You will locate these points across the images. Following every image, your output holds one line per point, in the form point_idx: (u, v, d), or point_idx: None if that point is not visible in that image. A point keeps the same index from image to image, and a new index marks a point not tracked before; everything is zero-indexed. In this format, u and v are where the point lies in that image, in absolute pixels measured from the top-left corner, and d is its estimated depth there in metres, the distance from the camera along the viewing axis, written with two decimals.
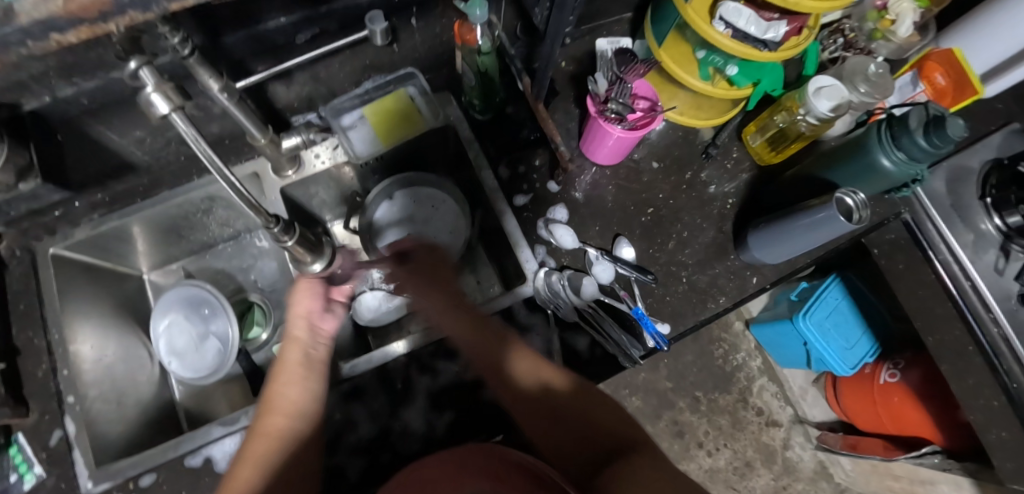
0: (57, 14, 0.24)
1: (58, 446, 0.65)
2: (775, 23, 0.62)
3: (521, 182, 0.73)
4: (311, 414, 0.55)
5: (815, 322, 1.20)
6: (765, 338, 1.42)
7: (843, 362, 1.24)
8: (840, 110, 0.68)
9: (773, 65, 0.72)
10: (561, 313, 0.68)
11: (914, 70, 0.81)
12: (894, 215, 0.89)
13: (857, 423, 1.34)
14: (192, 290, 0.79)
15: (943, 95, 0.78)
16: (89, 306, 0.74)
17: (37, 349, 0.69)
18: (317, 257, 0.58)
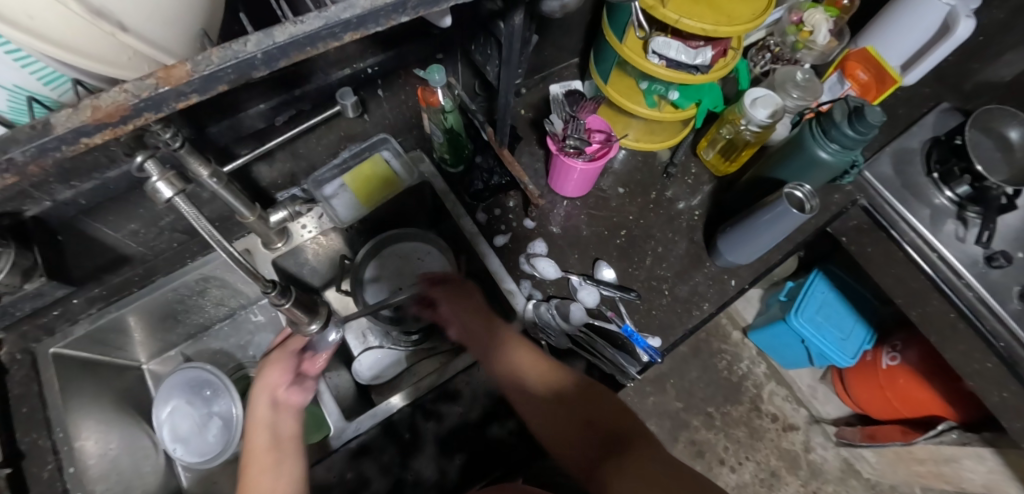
0: (85, 123, 0.25)
1: None
2: (702, 49, 0.69)
3: (498, 223, 0.77)
4: None
5: (807, 318, 1.23)
6: (764, 342, 1.44)
7: (843, 352, 1.26)
8: (777, 115, 0.74)
9: (713, 84, 0.77)
10: (553, 342, 0.70)
11: (838, 71, 0.89)
12: (851, 203, 0.94)
13: (871, 412, 1.36)
14: (192, 373, 0.83)
15: (868, 89, 0.86)
16: (90, 402, 0.76)
17: (42, 449, 0.68)
18: (314, 317, 0.61)
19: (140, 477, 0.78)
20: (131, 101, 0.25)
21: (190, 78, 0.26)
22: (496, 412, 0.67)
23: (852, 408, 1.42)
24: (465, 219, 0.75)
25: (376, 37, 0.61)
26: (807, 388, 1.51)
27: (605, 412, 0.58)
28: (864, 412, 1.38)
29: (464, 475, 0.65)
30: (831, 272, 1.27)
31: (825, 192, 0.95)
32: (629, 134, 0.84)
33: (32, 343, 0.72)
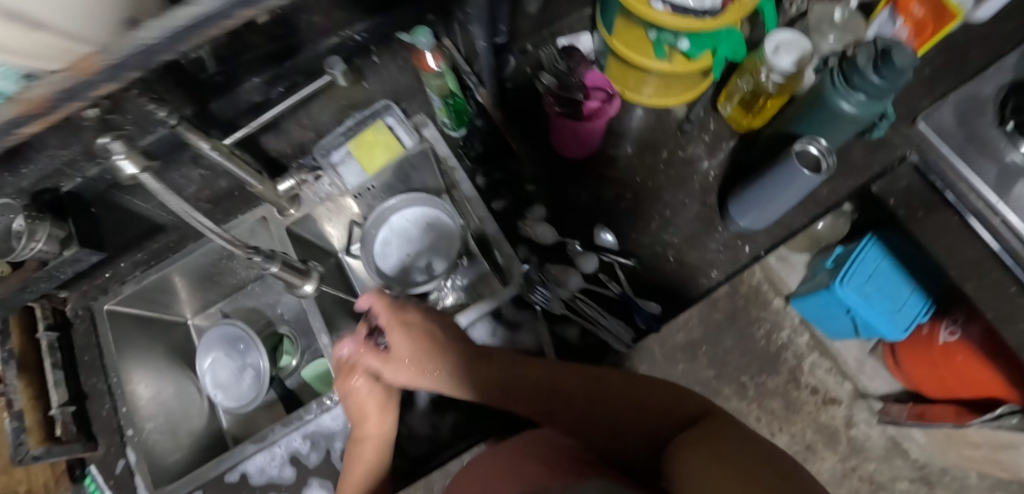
0: (15, 117, 0.27)
1: (122, 475, 0.74)
2: None
3: (500, 187, 0.76)
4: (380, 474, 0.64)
5: (854, 287, 1.14)
6: (809, 311, 1.35)
7: (893, 325, 1.18)
8: (802, 62, 0.68)
9: (732, 29, 0.70)
10: (547, 306, 0.68)
11: (890, 5, 0.78)
12: (900, 160, 0.86)
13: (924, 390, 1.27)
14: (229, 328, 0.89)
15: (922, 26, 0.76)
16: (142, 354, 0.83)
17: (100, 392, 0.77)
18: (306, 281, 0.64)
19: (189, 419, 0.85)
20: (50, 95, 0.27)
21: (99, 68, 0.27)
22: None
23: (904, 384, 1.34)
24: (464, 185, 0.75)
25: (364, 3, 0.60)
26: (853, 360, 1.42)
27: (658, 406, 0.53)
28: (917, 389, 1.29)
29: (456, 432, 0.67)
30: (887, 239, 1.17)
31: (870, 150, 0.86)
32: (639, 89, 0.78)
33: (91, 301, 0.81)
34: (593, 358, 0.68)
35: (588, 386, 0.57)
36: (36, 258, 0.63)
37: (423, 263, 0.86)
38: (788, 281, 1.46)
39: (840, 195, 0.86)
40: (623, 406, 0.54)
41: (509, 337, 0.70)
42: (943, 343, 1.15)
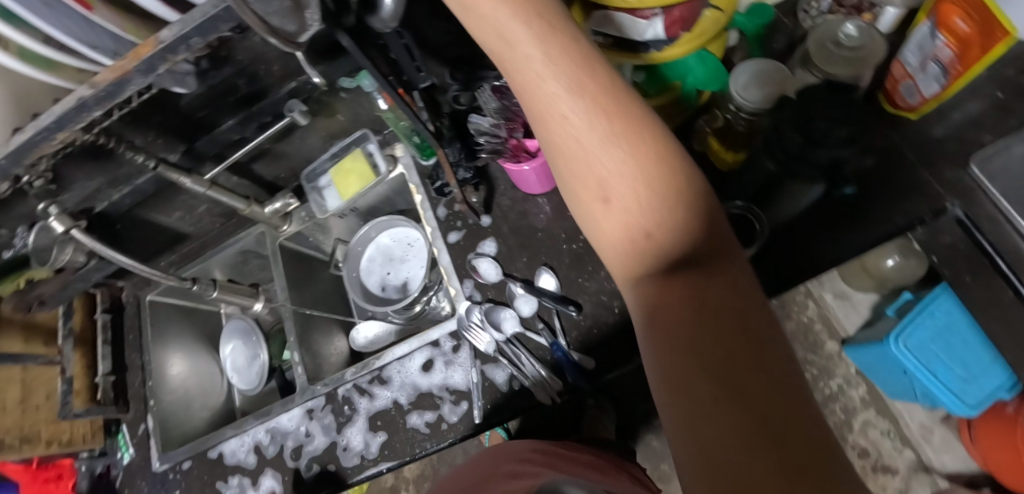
0: None
1: (141, 436, 0.87)
2: (653, 21, 0.55)
3: (456, 220, 0.77)
4: None
5: (913, 346, 0.89)
6: (861, 362, 1.17)
7: (959, 397, 0.91)
8: (774, 98, 0.58)
9: (705, 55, 0.63)
10: (475, 343, 0.70)
11: (930, 17, 0.57)
12: (935, 211, 0.60)
13: (999, 475, 1.04)
14: (245, 322, 1.02)
15: (970, 43, 0.54)
16: (173, 337, 0.98)
17: (135, 366, 0.92)
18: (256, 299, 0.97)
19: (205, 395, 0.99)
20: None
21: None
22: (419, 402, 0.71)
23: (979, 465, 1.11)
24: (427, 215, 0.79)
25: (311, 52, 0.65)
26: (917, 424, 1.21)
27: (694, 254, 0.34)
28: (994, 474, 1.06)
29: (381, 452, 0.71)
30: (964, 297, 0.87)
31: (896, 190, 0.63)
32: None
33: (139, 291, 0.97)
34: (515, 403, 0.67)
35: (617, 173, 0.35)
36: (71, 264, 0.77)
37: (399, 281, 0.91)
38: (845, 323, 1.28)
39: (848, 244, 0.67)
40: (631, 222, 0.35)
41: (445, 370, 0.72)
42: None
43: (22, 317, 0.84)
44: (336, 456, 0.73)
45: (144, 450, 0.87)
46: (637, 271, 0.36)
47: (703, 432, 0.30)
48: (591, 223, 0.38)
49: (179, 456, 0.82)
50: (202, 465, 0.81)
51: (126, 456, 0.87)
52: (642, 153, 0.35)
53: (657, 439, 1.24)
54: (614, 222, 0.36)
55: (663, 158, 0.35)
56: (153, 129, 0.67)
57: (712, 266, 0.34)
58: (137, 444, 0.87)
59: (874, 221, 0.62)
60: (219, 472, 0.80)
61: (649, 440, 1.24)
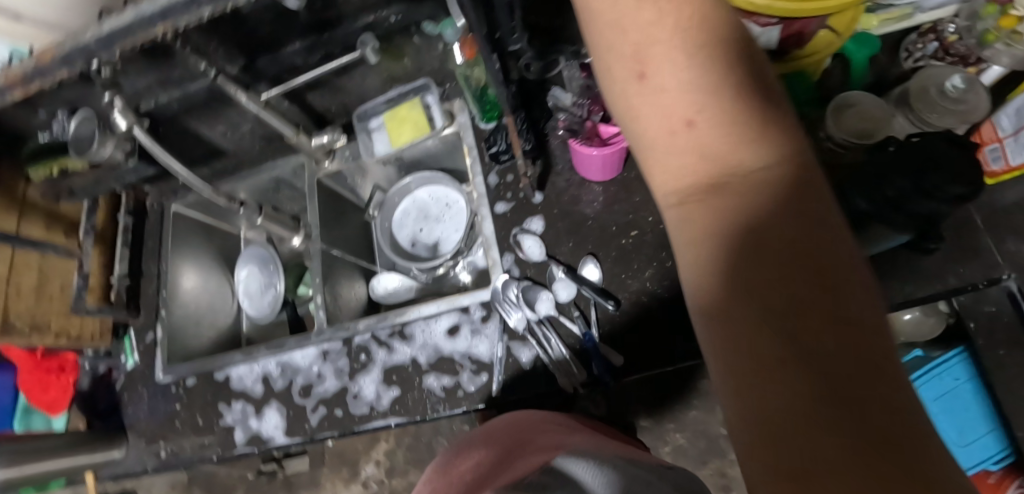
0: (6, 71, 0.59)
1: (149, 344, 0.87)
2: (770, 28, 0.54)
3: (506, 190, 0.75)
4: None
5: None
6: None
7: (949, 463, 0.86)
8: (868, 134, 0.57)
9: (804, 75, 0.62)
10: (506, 318, 0.70)
11: None
12: (989, 280, 0.60)
13: None
14: (263, 250, 1.00)
15: None
16: (191, 252, 0.97)
17: (151, 274, 0.92)
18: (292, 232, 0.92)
19: (214, 314, 0.97)
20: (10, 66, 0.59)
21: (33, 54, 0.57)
22: (439, 365, 0.71)
23: None
24: (477, 180, 0.77)
25: None
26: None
27: (742, 135, 0.32)
28: None
29: (391, 407, 0.71)
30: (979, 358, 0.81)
31: (958, 250, 0.61)
32: None
33: (165, 199, 0.95)
34: (536, 385, 0.67)
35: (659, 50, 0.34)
36: (107, 163, 0.75)
37: (430, 241, 0.89)
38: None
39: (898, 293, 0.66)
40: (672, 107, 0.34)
41: (471, 339, 0.71)
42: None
43: (47, 205, 0.84)
44: (346, 402, 0.73)
45: (149, 359, 0.86)
46: (679, 169, 0.34)
47: (737, 320, 0.29)
48: (632, 126, 0.37)
49: (185, 371, 0.82)
50: (207, 384, 0.81)
51: (129, 363, 0.87)
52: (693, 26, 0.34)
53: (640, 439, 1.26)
54: (649, 103, 0.35)
55: (709, 34, 0.34)
56: (219, 39, 0.65)
57: (768, 179, 0.31)
58: (142, 352, 0.87)
59: (930, 279, 0.61)
60: (223, 394, 0.80)
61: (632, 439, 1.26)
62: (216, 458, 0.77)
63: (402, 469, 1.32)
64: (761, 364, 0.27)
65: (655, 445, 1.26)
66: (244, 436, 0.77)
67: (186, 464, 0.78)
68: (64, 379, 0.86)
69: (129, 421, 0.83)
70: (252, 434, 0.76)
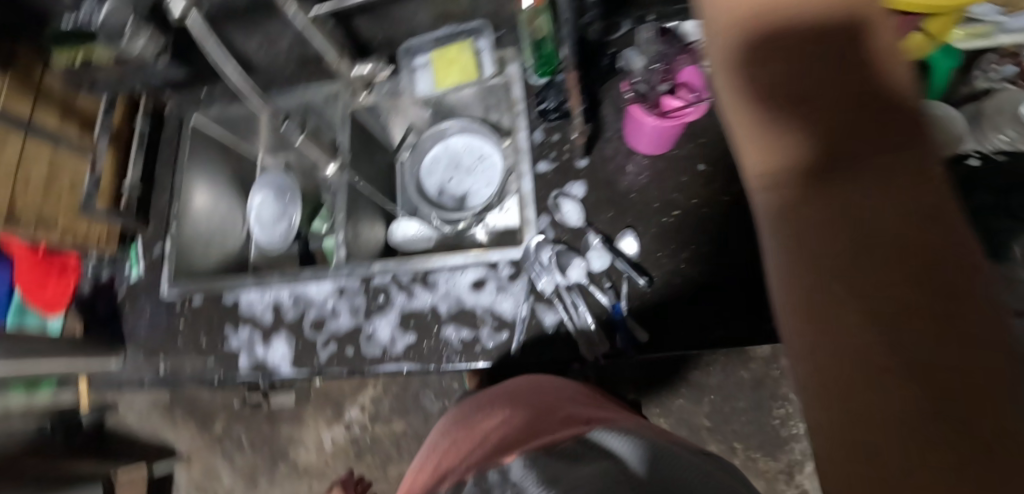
0: None
1: (156, 258, 0.84)
2: None
3: (550, 150, 0.73)
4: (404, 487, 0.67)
5: None
6: None
7: None
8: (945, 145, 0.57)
9: None
10: (535, 280, 0.68)
11: None
12: None
13: None
14: (284, 179, 0.95)
15: None
16: (208, 170, 0.92)
17: (164, 186, 0.88)
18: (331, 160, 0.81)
19: (225, 237, 0.94)
20: None
21: None
22: (459, 317, 0.70)
23: None
24: (522, 135, 0.74)
25: None
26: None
27: (839, 113, 0.30)
28: None
29: (405, 353, 0.70)
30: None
31: None
32: None
33: (185, 110, 0.91)
34: (557, 350, 0.67)
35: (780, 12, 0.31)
36: (137, 56, 0.71)
37: (458, 192, 0.87)
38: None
39: None
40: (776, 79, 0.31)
41: (496, 295, 0.69)
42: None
43: (65, 95, 0.80)
44: (359, 342, 0.72)
45: (155, 272, 0.83)
46: (773, 142, 0.31)
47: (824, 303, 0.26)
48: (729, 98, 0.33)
49: (193, 289, 0.79)
50: (214, 305, 0.79)
51: (133, 273, 0.84)
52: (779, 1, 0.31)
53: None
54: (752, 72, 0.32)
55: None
56: None
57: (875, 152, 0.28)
58: (147, 264, 0.84)
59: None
60: (230, 317, 0.78)
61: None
62: (218, 381, 0.76)
63: (385, 417, 1.32)
64: (851, 377, 0.24)
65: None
66: (249, 362, 0.75)
67: (185, 383, 0.77)
68: (64, 280, 0.83)
69: (127, 332, 0.80)
70: (257, 362, 0.75)
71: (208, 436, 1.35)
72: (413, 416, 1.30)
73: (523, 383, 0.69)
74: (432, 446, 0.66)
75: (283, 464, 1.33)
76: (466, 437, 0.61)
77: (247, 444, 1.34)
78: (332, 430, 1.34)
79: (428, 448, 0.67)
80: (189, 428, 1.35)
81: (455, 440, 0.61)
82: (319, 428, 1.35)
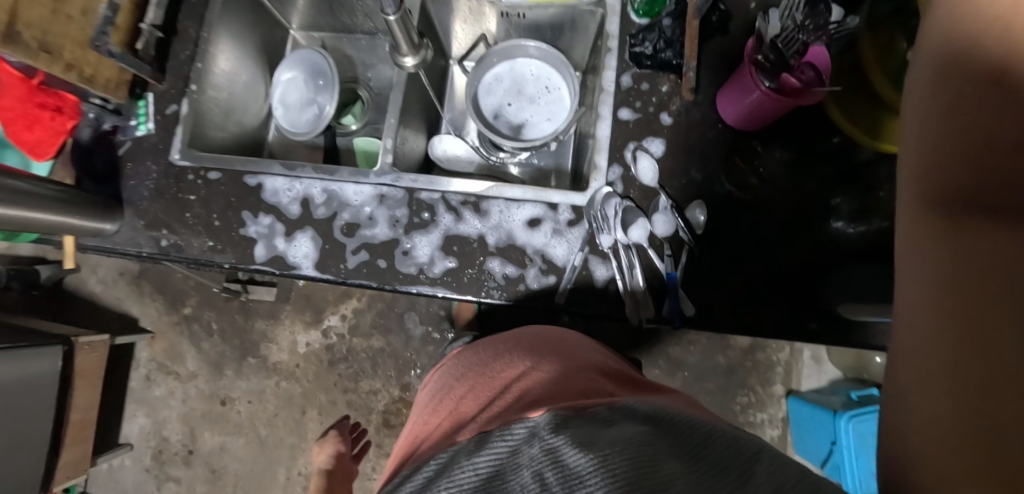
0: None
1: (170, 117, 0.74)
2: None
3: (636, 98, 0.69)
4: (412, 429, 0.64)
5: (857, 429, 1.00)
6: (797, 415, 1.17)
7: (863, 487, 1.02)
8: None
9: None
10: (596, 231, 0.66)
11: None
12: None
13: None
14: (320, 60, 0.86)
15: None
16: (240, 32, 0.81)
17: (188, 37, 0.76)
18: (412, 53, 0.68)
19: (244, 109, 0.83)
20: None
21: None
22: (506, 251, 0.66)
23: None
24: (609, 74, 0.70)
25: None
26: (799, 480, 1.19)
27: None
28: None
29: (442, 277, 0.66)
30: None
31: None
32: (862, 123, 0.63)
33: None
34: (603, 307, 0.65)
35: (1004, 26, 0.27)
36: None
37: (515, 120, 0.81)
38: (804, 380, 1.22)
39: None
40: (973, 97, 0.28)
41: (551, 238, 0.66)
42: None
43: None
44: (393, 255, 0.67)
45: (167, 133, 0.74)
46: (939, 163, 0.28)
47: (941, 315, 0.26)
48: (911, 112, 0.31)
49: (210, 163, 0.71)
50: (233, 184, 0.71)
51: (141, 130, 0.73)
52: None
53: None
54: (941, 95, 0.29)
55: None
56: None
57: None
58: (159, 124, 0.74)
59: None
60: (250, 202, 0.70)
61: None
62: (227, 266, 0.69)
63: (365, 331, 1.29)
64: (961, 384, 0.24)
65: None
66: (265, 253, 0.69)
67: (190, 261, 0.70)
68: (58, 120, 0.72)
69: (129, 194, 0.72)
70: (275, 255, 0.68)
71: (175, 315, 1.30)
72: (395, 336, 1.28)
73: (528, 335, 0.65)
74: (438, 401, 0.61)
75: (251, 358, 1.29)
76: (478, 393, 0.56)
77: (216, 331, 1.29)
78: (306, 334, 1.29)
79: (433, 401, 0.62)
80: (156, 303, 1.30)
81: (470, 389, 0.58)
82: (294, 330, 1.30)
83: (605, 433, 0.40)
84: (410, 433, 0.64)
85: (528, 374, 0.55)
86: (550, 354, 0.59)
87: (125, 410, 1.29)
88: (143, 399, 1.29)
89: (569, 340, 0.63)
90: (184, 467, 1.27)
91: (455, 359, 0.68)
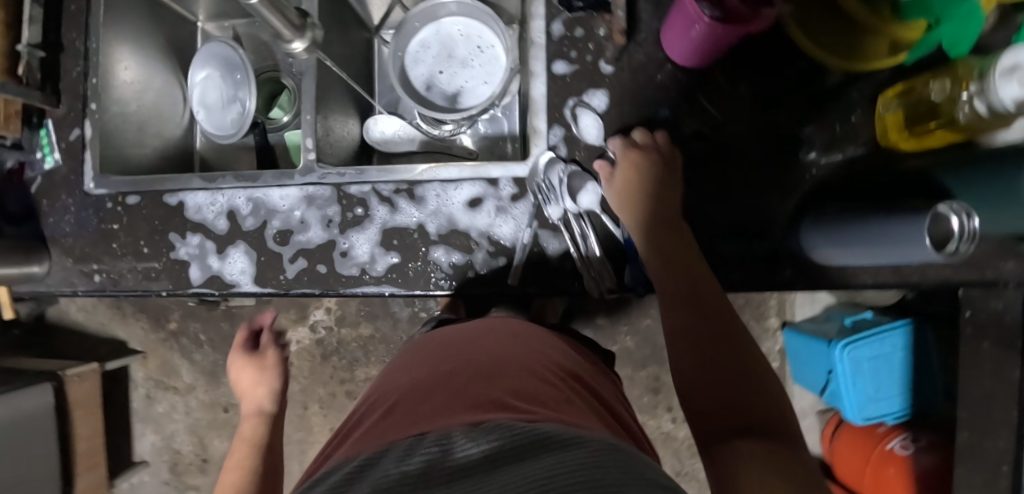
0: None
1: (75, 144, 0.68)
2: None
3: (570, 48, 0.62)
4: (342, 423, 0.56)
5: (854, 356, 0.97)
6: (793, 347, 1.13)
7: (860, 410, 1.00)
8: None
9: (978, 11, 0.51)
10: (542, 204, 0.60)
11: None
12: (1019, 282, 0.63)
13: (836, 467, 1.11)
14: (232, 51, 0.77)
15: None
16: (139, 35, 0.73)
17: (77, 52, 0.70)
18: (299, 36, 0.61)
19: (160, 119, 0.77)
20: None
21: None
22: (449, 238, 0.61)
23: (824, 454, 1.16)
24: (537, 25, 0.62)
25: None
26: (798, 408, 1.18)
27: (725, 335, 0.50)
28: (830, 463, 1.12)
29: (387, 275, 0.62)
30: (919, 332, 0.95)
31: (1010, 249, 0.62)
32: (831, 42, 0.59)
33: None
34: (559, 283, 0.60)
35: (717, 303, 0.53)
36: None
37: (450, 88, 0.73)
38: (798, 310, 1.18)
39: (932, 275, 0.64)
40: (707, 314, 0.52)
41: (495, 217, 0.61)
42: (886, 448, 0.98)
43: None
44: (333, 260, 0.63)
45: (76, 162, 0.69)
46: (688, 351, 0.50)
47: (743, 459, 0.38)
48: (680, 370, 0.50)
49: (124, 187, 0.66)
50: (155, 207, 0.66)
51: (49, 162, 0.69)
52: (624, 191, 0.59)
53: (592, 335, 1.23)
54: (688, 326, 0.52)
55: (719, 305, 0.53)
56: None
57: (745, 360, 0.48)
58: (66, 152, 0.69)
59: (970, 267, 0.63)
60: (175, 223, 0.65)
61: (584, 333, 1.23)
62: (166, 293, 0.66)
63: (352, 321, 1.26)
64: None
65: (603, 344, 1.23)
66: (200, 275, 0.65)
67: (128, 294, 0.67)
68: None
69: (52, 232, 0.68)
70: (211, 275, 0.64)
71: (161, 332, 1.29)
72: (381, 321, 1.25)
73: (473, 332, 0.61)
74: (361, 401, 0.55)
75: None
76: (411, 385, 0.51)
77: (205, 341, 1.28)
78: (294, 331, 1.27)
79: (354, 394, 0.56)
80: (140, 323, 1.29)
81: (416, 383, 0.51)
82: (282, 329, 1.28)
83: (560, 460, 0.32)
84: (341, 423, 0.55)
85: (470, 366, 0.51)
86: (519, 362, 0.52)
87: (133, 429, 1.31)
88: (148, 417, 1.31)
89: (521, 338, 0.59)
90: (201, 475, 1.30)
91: (407, 356, 0.61)
